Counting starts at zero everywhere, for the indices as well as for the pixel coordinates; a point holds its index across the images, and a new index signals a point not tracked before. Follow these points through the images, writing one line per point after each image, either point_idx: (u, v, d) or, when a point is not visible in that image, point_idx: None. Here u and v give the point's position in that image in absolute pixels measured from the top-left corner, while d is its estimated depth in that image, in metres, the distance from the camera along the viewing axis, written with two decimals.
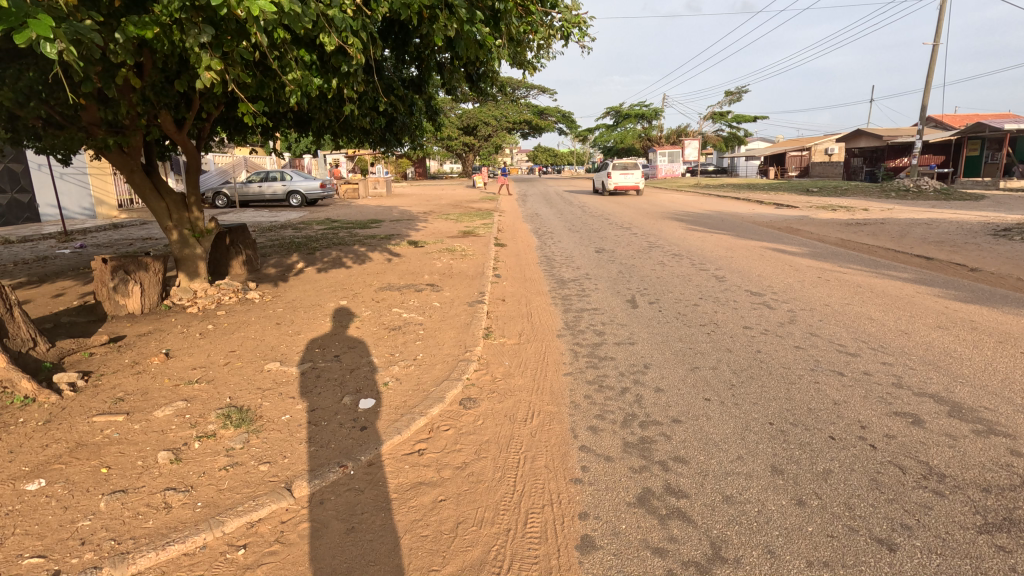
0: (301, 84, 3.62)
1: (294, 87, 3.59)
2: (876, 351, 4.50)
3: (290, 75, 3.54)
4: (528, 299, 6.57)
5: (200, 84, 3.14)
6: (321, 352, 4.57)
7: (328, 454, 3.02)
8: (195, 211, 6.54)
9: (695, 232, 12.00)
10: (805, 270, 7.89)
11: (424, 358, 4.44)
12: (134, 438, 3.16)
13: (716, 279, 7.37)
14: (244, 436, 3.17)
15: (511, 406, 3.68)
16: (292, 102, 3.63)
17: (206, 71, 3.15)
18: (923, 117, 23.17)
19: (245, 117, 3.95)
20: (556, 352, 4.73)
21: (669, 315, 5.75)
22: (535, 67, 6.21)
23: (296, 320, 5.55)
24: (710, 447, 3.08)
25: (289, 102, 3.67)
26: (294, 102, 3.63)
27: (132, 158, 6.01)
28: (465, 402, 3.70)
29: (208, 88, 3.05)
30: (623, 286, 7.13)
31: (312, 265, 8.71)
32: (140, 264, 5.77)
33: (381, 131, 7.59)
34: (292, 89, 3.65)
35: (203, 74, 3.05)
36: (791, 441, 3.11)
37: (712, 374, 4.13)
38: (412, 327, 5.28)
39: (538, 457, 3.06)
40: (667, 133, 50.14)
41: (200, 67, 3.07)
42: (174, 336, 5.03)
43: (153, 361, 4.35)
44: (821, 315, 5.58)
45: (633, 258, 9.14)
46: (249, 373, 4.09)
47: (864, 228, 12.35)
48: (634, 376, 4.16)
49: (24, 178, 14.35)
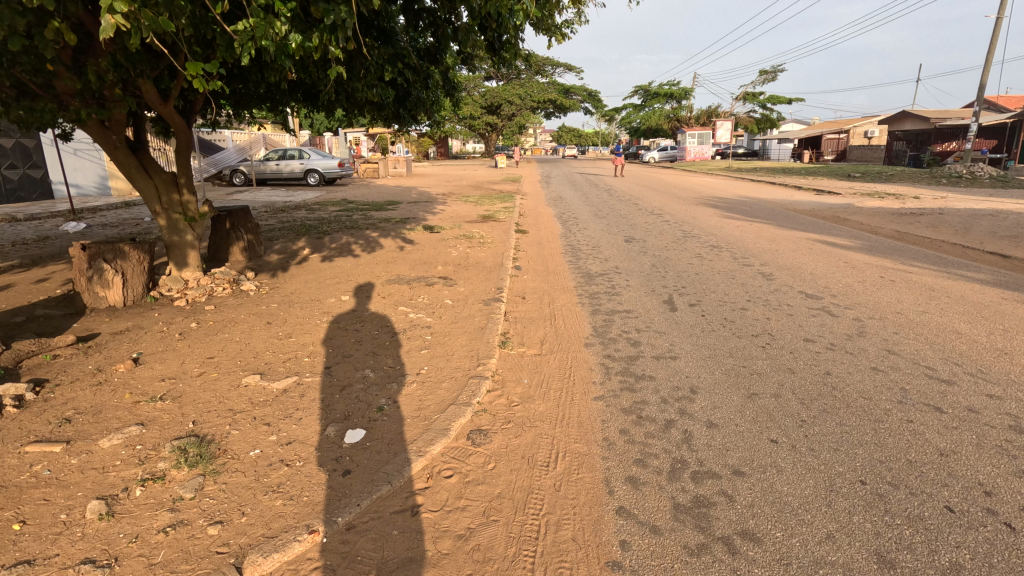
0: (254, 35, 2.91)
1: (244, 39, 2.91)
2: (976, 378, 3.69)
3: (241, 23, 2.87)
4: (551, 297, 5.88)
5: (109, 30, 2.54)
6: (312, 361, 3.93)
7: (297, 511, 2.38)
8: (186, 192, 5.98)
9: (734, 220, 11.13)
10: (864, 267, 7.03)
11: (428, 372, 3.78)
12: (66, 478, 2.58)
13: (763, 276, 6.58)
14: (197, 481, 2.55)
15: (530, 444, 3.00)
16: (244, 58, 2.95)
17: (113, 16, 2.57)
18: (979, 99, 21.59)
19: (196, 81, 3.34)
20: (584, 367, 4.02)
21: (714, 321, 4.98)
22: (565, 34, 5.45)
23: (290, 318, 4.93)
24: (789, 517, 2.38)
25: (242, 59, 2.98)
26: (246, 58, 2.96)
27: (113, 133, 5.42)
28: (474, 437, 3.04)
29: (109, 33, 2.44)
30: (658, 283, 6.36)
31: (318, 252, 8.09)
32: (121, 252, 5.23)
33: (394, 107, 6.93)
34: (245, 41, 2.94)
35: (102, 19, 2.48)
36: (895, 513, 2.38)
37: (775, 405, 3.39)
38: (418, 331, 4.62)
39: (563, 524, 2.39)
40: (698, 114, 48.52)
41: (104, 8, 2.47)
42: (152, 336, 4.45)
43: (119, 368, 3.77)
44: (895, 326, 4.77)
45: (667, 248, 8.40)
46: (223, 389, 3.49)
47: (921, 218, 11.32)
48: (679, 404, 3.44)
49: (36, 154, 14.00)
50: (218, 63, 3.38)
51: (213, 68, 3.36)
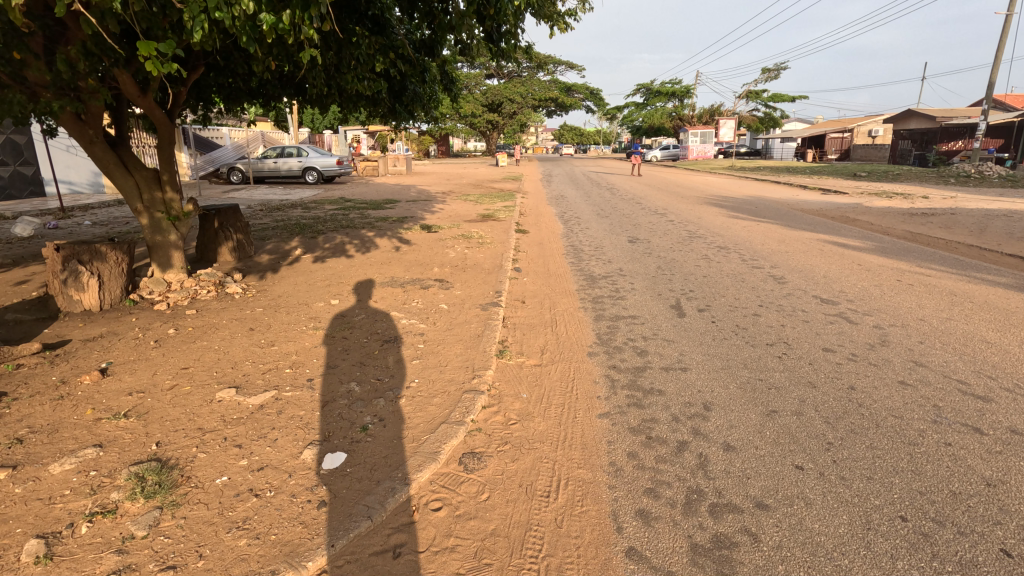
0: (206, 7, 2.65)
1: (196, 11, 2.65)
2: (1013, 394, 3.40)
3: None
4: (553, 301, 5.59)
5: None
6: (294, 373, 3.64)
7: (262, 553, 2.10)
8: (169, 190, 5.69)
9: (740, 220, 10.83)
10: (879, 270, 6.74)
11: (419, 386, 3.49)
12: (5, 512, 2.28)
13: (774, 279, 6.28)
14: (152, 516, 2.26)
15: (528, 470, 2.71)
16: (196, 33, 2.69)
17: None
18: (987, 98, 21.28)
19: (150, 62, 3.09)
20: (587, 380, 3.72)
21: (725, 328, 4.69)
22: (568, 23, 5.17)
23: (275, 324, 4.64)
24: (824, 563, 2.09)
25: (195, 34, 2.72)
26: (200, 33, 2.70)
27: (90, 128, 5.11)
28: (467, 461, 2.75)
29: None
30: (664, 286, 6.07)
31: (311, 252, 7.80)
32: (98, 253, 4.95)
33: (390, 101, 6.63)
34: (198, 13, 2.68)
35: None
36: (944, 558, 2.09)
37: (798, 425, 3.10)
38: (410, 338, 4.33)
39: (565, 569, 2.09)
40: (700, 113, 48.16)
41: None
42: (126, 344, 4.16)
43: (84, 380, 3.48)
44: (920, 335, 4.48)
45: (672, 249, 8.11)
46: (194, 404, 3.20)
47: (933, 218, 11.02)
48: (691, 423, 3.15)
49: (27, 150, 13.71)
50: (174, 44, 3.13)
51: (169, 50, 3.10)
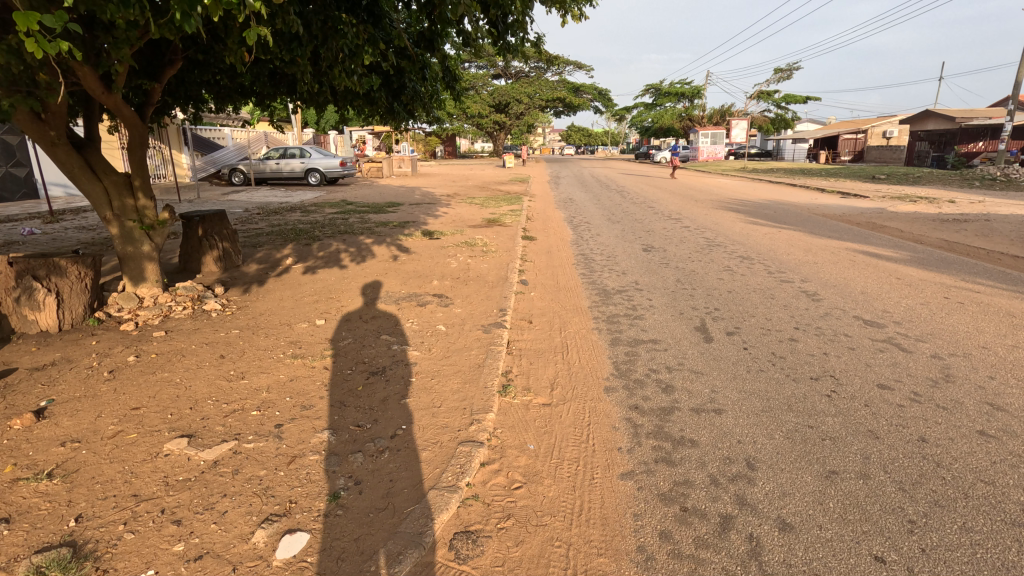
0: None
1: None
2: None
3: None
4: (563, 320, 5.04)
5: None
6: (261, 415, 3.11)
7: None
8: (141, 196, 5.20)
9: (760, 226, 10.24)
10: (921, 285, 6.14)
11: (406, 435, 2.94)
12: None
13: (807, 296, 5.70)
14: None
15: (535, 558, 2.16)
16: None
17: None
18: (1014, 98, 20.46)
19: (29, 38, 2.60)
20: (605, 424, 3.17)
21: (760, 357, 4.13)
22: (582, 13, 4.62)
23: (251, 349, 4.12)
24: None
25: None
26: None
27: (50, 129, 4.54)
28: (460, 545, 2.21)
29: None
30: (686, 303, 5.50)
31: (303, 261, 7.30)
32: (56, 267, 4.45)
33: (387, 100, 6.10)
34: None
35: None
36: None
37: (868, 493, 2.52)
38: (402, 369, 3.79)
39: None
40: (711, 113, 47.36)
41: None
42: (76, 374, 3.64)
43: (14, 425, 2.97)
44: (988, 367, 3.89)
45: (691, 259, 7.54)
46: (136, 459, 2.68)
47: (967, 225, 10.37)
48: (736, 488, 2.58)
49: (20, 152, 13.32)
50: (63, 17, 2.65)
51: (55, 23, 2.64)
